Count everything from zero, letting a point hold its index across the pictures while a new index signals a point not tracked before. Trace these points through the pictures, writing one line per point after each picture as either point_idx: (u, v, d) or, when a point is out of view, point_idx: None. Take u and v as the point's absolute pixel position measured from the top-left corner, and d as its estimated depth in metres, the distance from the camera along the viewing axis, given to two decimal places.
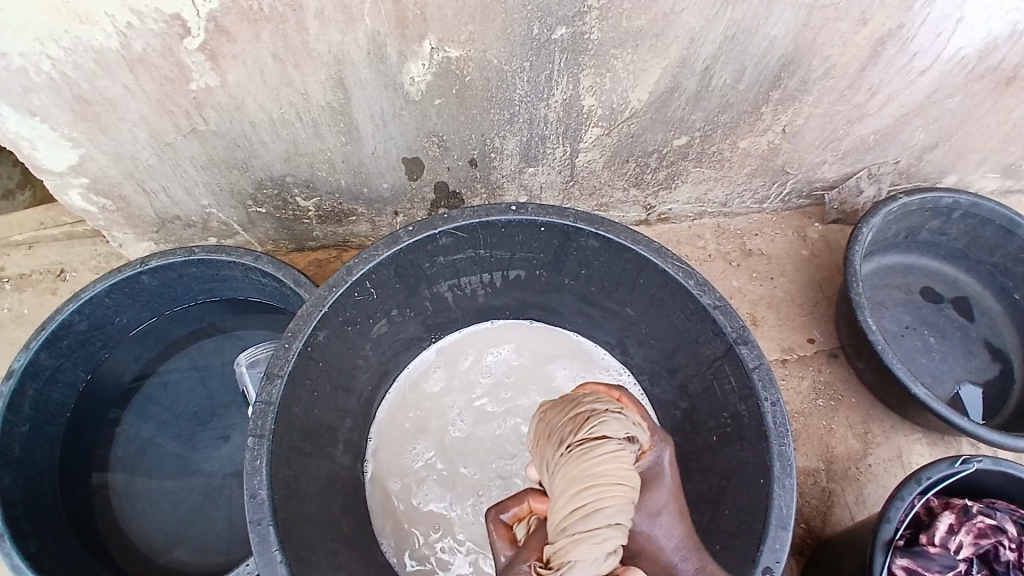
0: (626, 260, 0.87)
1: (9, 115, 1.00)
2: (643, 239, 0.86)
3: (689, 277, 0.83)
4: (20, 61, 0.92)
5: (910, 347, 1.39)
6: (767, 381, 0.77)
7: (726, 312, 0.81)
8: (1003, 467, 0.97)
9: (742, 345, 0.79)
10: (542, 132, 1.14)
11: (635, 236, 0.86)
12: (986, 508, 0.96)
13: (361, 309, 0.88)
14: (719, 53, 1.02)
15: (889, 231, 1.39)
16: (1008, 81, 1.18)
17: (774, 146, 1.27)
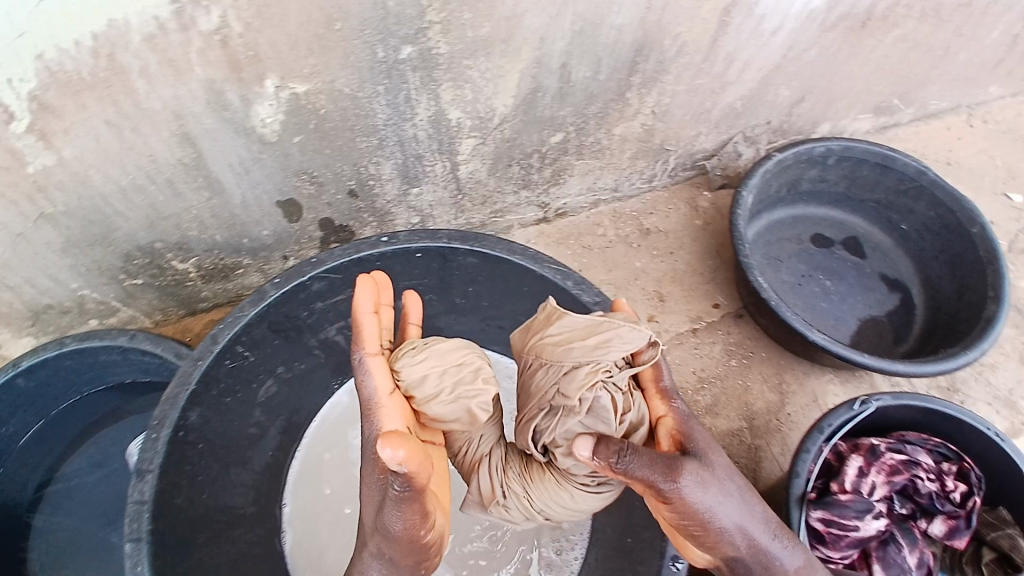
0: (505, 271, 0.89)
1: None
2: (519, 248, 0.88)
3: (568, 278, 0.87)
4: None
5: (811, 295, 1.38)
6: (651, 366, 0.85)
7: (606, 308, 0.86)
8: (901, 400, 1.02)
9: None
10: (415, 152, 1.11)
11: (511, 246, 0.88)
12: (893, 445, 1.02)
13: (237, 376, 0.85)
14: (571, 48, 1.03)
15: (770, 188, 1.39)
16: (860, 25, 1.25)
17: (649, 128, 1.29)
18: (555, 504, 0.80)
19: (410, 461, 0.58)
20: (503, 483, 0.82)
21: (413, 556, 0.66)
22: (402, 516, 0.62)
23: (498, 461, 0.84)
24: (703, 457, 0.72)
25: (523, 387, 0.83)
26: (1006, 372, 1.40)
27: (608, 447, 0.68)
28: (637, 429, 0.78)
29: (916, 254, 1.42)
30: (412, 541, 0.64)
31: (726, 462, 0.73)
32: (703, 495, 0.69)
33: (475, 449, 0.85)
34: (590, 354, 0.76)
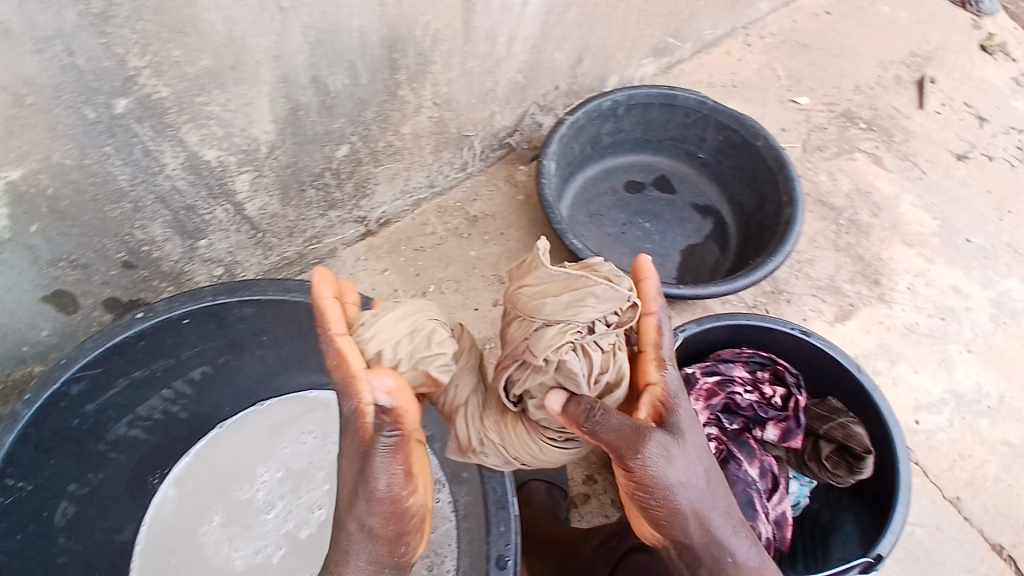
0: (286, 309, 0.89)
1: None
2: (291, 286, 0.87)
3: None
4: None
5: (635, 241, 1.46)
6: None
7: None
8: (707, 325, 1.09)
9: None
10: (184, 203, 1.04)
11: (282, 286, 0.87)
12: (709, 368, 1.08)
13: (18, 507, 0.85)
14: (316, 60, 0.98)
15: (573, 150, 1.43)
16: None
17: (439, 120, 1.28)
18: (525, 454, 0.77)
19: (402, 395, 0.64)
20: (482, 433, 0.78)
21: (394, 525, 0.67)
22: (391, 469, 0.65)
23: (475, 410, 0.79)
24: (676, 433, 0.71)
25: (502, 339, 0.77)
26: (822, 262, 1.46)
27: (580, 405, 0.67)
28: (614, 391, 0.75)
29: (719, 179, 1.50)
30: (398, 502, 0.66)
31: (697, 441, 0.73)
32: (663, 467, 0.69)
33: (453, 398, 0.79)
34: (565, 312, 0.70)
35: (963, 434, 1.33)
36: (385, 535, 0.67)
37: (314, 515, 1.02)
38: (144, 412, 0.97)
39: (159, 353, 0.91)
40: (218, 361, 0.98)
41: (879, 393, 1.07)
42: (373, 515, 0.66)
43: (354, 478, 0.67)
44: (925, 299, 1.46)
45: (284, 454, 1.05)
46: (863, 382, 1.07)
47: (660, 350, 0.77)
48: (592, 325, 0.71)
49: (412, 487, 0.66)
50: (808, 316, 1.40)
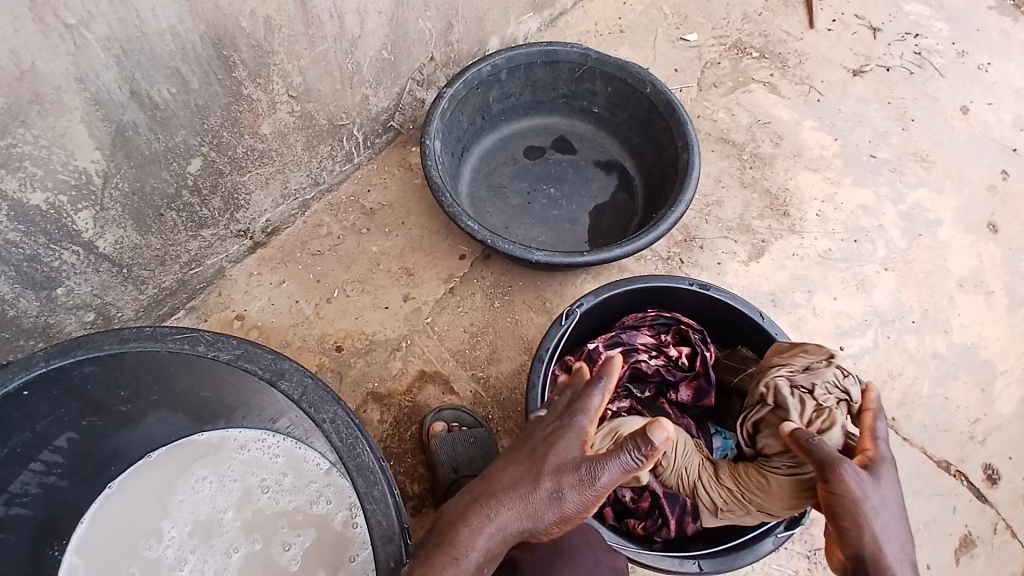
0: (131, 361, 0.81)
1: None
2: (130, 333, 0.80)
3: (198, 342, 0.81)
4: None
5: (541, 208, 1.38)
6: (315, 402, 0.79)
7: (249, 357, 0.81)
8: (603, 295, 1.05)
9: (280, 379, 0.80)
10: (22, 255, 0.93)
11: (120, 335, 0.79)
12: (609, 342, 1.07)
13: None
14: (128, 72, 0.88)
15: (459, 124, 1.34)
16: None
17: (303, 113, 1.18)
18: (753, 498, 0.88)
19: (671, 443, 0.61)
20: (719, 488, 0.92)
21: (571, 520, 0.65)
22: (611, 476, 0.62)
23: (707, 473, 0.93)
24: (883, 478, 0.74)
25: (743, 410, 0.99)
26: (731, 203, 1.43)
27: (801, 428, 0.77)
28: (830, 432, 0.83)
29: (615, 131, 1.45)
30: (593, 504, 0.64)
31: (897, 493, 0.75)
32: (866, 501, 0.72)
33: (688, 474, 0.94)
34: (784, 358, 0.94)
35: (888, 352, 1.33)
36: (556, 525, 0.64)
37: (230, 560, 0.93)
38: (19, 489, 0.84)
39: (14, 428, 0.80)
40: (84, 424, 0.88)
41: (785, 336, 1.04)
42: (570, 504, 0.63)
43: (565, 476, 0.63)
44: (836, 223, 1.45)
45: (193, 503, 0.96)
46: (767, 326, 1.04)
47: (877, 428, 0.81)
48: (795, 379, 0.88)
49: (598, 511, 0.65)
50: (723, 259, 1.38)
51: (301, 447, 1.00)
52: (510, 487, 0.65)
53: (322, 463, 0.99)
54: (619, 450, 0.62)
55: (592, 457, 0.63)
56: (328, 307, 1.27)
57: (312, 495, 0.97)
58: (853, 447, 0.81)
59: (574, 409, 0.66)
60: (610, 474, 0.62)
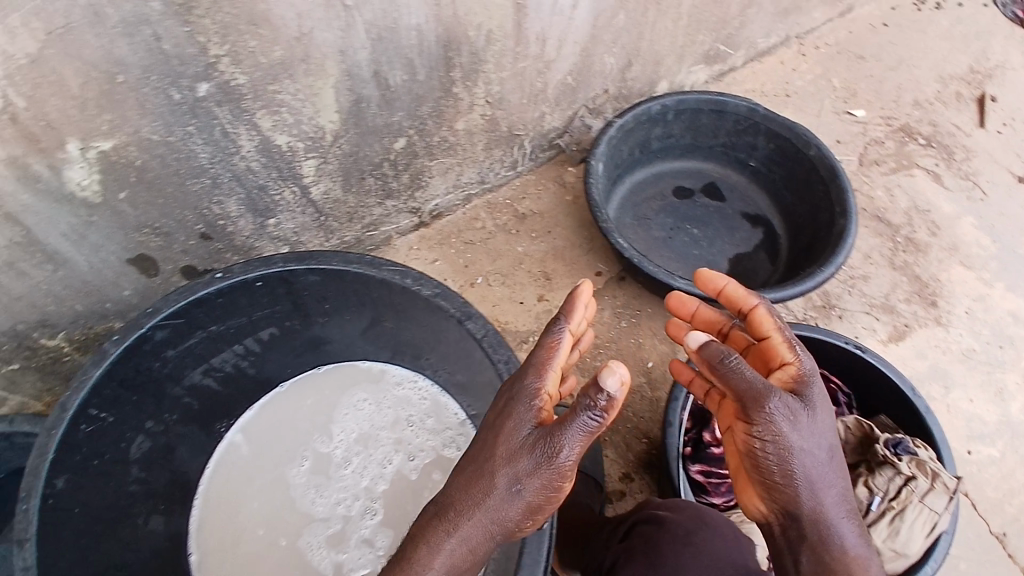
0: (346, 281, 0.91)
1: None
2: (354, 256, 0.90)
3: (406, 275, 0.89)
4: None
5: (681, 245, 1.46)
6: (495, 344, 0.87)
7: (446, 296, 0.88)
8: None
9: (468, 319, 0.88)
10: (256, 183, 1.12)
11: (345, 256, 0.90)
12: None
13: (100, 438, 0.85)
14: (377, 55, 1.05)
15: (622, 152, 1.45)
16: None
17: (491, 117, 1.34)
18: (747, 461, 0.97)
19: (623, 391, 0.67)
20: None
21: (540, 500, 0.70)
22: (572, 444, 0.68)
23: None
24: (810, 403, 0.76)
25: None
26: (877, 280, 1.43)
27: (717, 347, 0.76)
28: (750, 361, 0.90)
29: (769, 188, 1.51)
30: (557, 479, 0.69)
31: (825, 416, 0.78)
32: (795, 437, 0.74)
33: None
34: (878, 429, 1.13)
35: (1018, 467, 1.25)
36: (527, 507, 0.70)
37: (384, 472, 1.04)
38: (217, 364, 1.00)
39: (232, 312, 0.93)
40: (284, 324, 1.01)
41: (932, 416, 1.10)
42: (534, 484, 0.69)
43: (530, 446, 0.69)
44: (984, 324, 1.40)
45: (344, 419, 1.08)
46: (916, 403, 1.11)
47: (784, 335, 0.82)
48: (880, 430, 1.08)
49: (568, 485, 0.71)
50: (860, 334, 1.36)
51: (445, 396, 1.08)
52: (471, 475, 0.71)
53: (461, 416, 1.06)
54: (571, 416, 0.68)
55: (550, 427, 0.69)
56: (471, 290, 1.39)
57: (446, 439, 1.05)
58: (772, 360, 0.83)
59: (527, 383, 0.73)
60: (569, 443, 0.68)
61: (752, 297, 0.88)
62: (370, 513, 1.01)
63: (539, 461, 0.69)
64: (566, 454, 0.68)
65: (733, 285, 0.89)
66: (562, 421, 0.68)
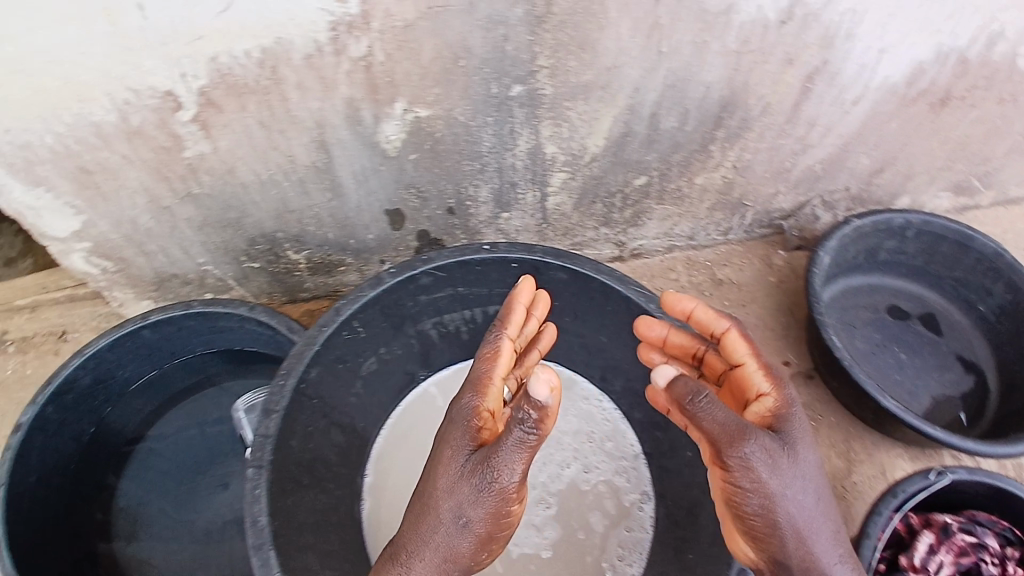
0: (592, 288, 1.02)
1: (11, 185, 1.08)
2: (606, 270, 1.00)
3: (651, 301, 0.99)
4: (22, 135, 1.00)
5: (883, 366, 1.38)
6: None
7: (687, 335, 0.99)
8: (975, 476, 1.16)
9: None
10: (511, 179, 1.25)
11: (599, 267, 1.00)
12: (966, 526, 1.15)
13: (350, 347, 0.99)
14: (663, 99, 1.12)
15: (848, 254, 1.41)
16: (942, 100, 1.27)
17: (729, 181, 1.36)
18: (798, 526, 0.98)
19: (555, 401, 0.71)
20: None
21: (492, 523, 0.77)
22: (512, 463, 0.73)
23: None
24: (788, 442, 0.78)
25: None
26: None
27: (687, 385, 0.73)
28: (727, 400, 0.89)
29: (995, 341, 1.39)
30: (503, 497, 0.75)
31: (803, 453, 0.79)
32: (769, 476, 0.75)
33: None
34: None
35: None
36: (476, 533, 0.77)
37: (562, 473, 1.10)
38: (449, 320, 1.10)
39: (481, 281, 1.05)
40: (510, 306, 1.11)
41: None
42: (477, 511, 0.75)
43: (462, 468, 0.76)
44: None
45: None
46: None
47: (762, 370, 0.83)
48: None
49: (517, 500, 0.76)
50: None
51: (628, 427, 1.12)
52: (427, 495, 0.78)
53: (638, 452, 1.10)
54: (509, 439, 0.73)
55: (489, 449, 0.75)
56: None
57: (619, 467, 1.09)
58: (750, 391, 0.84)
59: (463, 404, 0.80)
60: (512, 462, 0.73)
61: (720, 318, 0.87)
62: (544, 503, 1.08)
63: (486, 478, 0.74)
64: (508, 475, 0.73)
65: (700, 309, 0.88)
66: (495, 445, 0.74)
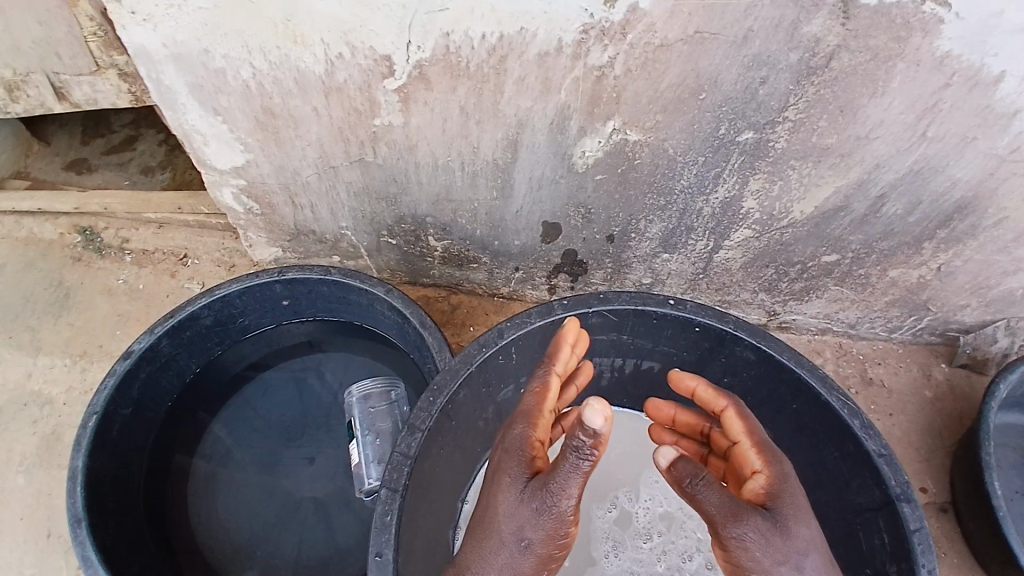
0: (784, 380, 0.91)
1: (194, 109, 1.06)
2: (808, 364, 0.89)
3: (855, 415, 0.85)
4: (223, 62, 0.97)
5: (1019, 514, 1.24)
6: (927, 548, 0.77)
7: (891, 463, 0.82)
8: None
9: (904, 502, 0.80)
10: (690, 224, 1.14)
11: (799, 359, 0.89)
12: None
13: (498, 373, 0.91)
14: (899, 183, 0.99)
15: (1018, 388, 1.26)
16: None
17: (924, 282, 1.21)
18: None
19: (604, 431, 0.65)
20: None
21: (551, 548, 0.71)
22: (569, 491, 0.68)
23: None
24: (782, 523, 0.67)
25: None
26: None
27: (685, 467, 0.66)
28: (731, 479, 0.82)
29: None
30: (561, 523, 0.70)
31: (807, 536, 0.68)
32: (763, 559, 0.65)
33: None
34: None
35: None
36: (542, 551, 0.71)
37: (682, 566, 0.99)
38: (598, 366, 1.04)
39: (651, 335, 0.98)
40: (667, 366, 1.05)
41: None
42: (539, 531, 0.70)
43: (516, 495, 0.72)
44: None
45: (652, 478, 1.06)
46: None
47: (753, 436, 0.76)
48: None
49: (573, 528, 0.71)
50: None
51: None
52: (481, 520, 0.74)
53: None
54: (556, 476, 0.68)
55: (536, 485, 0.71)
56: None
57: None
58: (741, 462, 0.75)
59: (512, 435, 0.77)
60: (563, 496, 0.68)
61: (722, 397, 0.81)
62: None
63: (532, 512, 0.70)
64: (561, 508, 0.69)
65: (702, 388, 0.83)
66: (546, 479, 0.69)
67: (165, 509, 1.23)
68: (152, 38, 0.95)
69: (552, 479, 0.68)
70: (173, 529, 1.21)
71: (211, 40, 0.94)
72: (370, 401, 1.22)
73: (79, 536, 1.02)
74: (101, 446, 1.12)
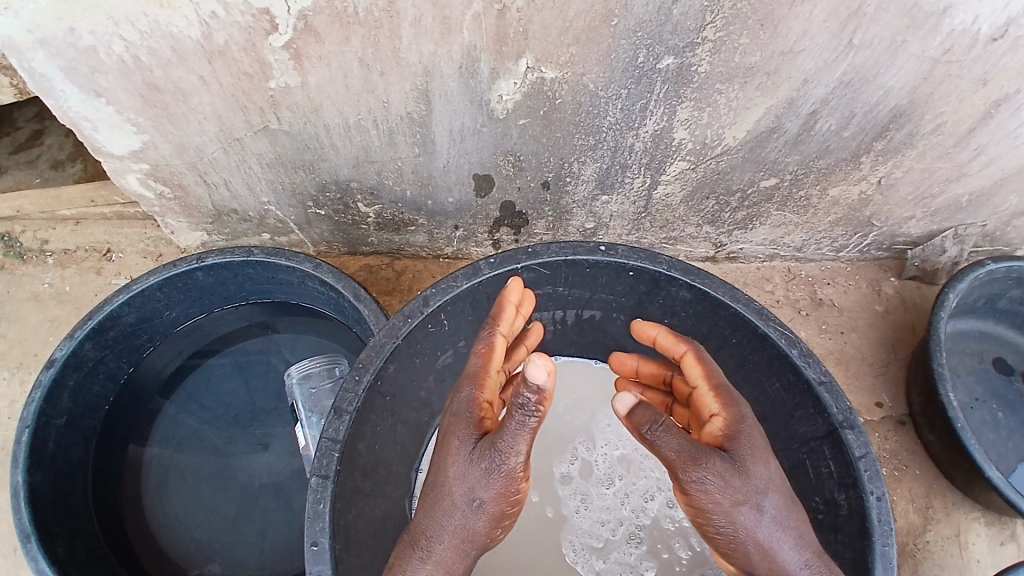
0: (721, 315, 0.89)
1: (71, 93, 0.95)
2: (743, 297, 0.87)
3: (793, 345, 0.84)
4: (90, 40, 0.86)
5: (974, 420, 1.27)
6: (873, 474, 0.77)
7: (832, 391, 0.82)
8: None
9: (849, 429, 0.80)
10: (623, 161, 1.09)
11: (735, 293, 0.87)
12: None
13: (431, 339, 0.90)
14: (830, 97, 0.95)
15: (968, 297, 1.27)
16: None
17: (865, 197, 1.19)
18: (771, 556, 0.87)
19: (553, 383, 0.60)
20: None
21: (502, 507, 0.67)
22: (519, 447, 0.63)
23: None
24: (740, 461, 0.66)
25: None
26: None
27: (645, 414, 0.63)
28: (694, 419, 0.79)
29: None
30: (512, 482, 0.65)
31: (766, 470, 0.67)
32: (723, 500, 0.64)
33: None
34: None
35: None
36: (492, 514, 0.66)
37: (646, 505, 0.99)
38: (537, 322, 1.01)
39: (587, 284, 0.96)
40: (610, 313, 1.03)
41: None
42: (490, 493, 0.65)
43: (463, 457, 0.66)
44: None
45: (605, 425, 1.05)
46: None
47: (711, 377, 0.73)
48: None
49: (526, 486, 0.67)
50: None
51: None
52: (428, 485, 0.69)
53: None
54: (505, 433, 0.63)
55: (484, 445, 0.65)
56: None
57: None
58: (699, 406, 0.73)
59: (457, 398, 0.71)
60: (514, 454, 0.63)
61: (679, 343, 0.78)
62: (633, 540, 0.97)
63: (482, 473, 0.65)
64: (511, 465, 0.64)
65: (661, 336, 0.80)
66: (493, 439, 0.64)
67: (120, 515, 1.19)
68: (15, 27, 0.84)
69: (500, 437, 0.63)
70: (130, 533, 1.18)
71: (69, 14, 0.83)
72: (312, 382, 1.18)
73: (31, 551, 0.98)
74: (38, 462, 1.06)
